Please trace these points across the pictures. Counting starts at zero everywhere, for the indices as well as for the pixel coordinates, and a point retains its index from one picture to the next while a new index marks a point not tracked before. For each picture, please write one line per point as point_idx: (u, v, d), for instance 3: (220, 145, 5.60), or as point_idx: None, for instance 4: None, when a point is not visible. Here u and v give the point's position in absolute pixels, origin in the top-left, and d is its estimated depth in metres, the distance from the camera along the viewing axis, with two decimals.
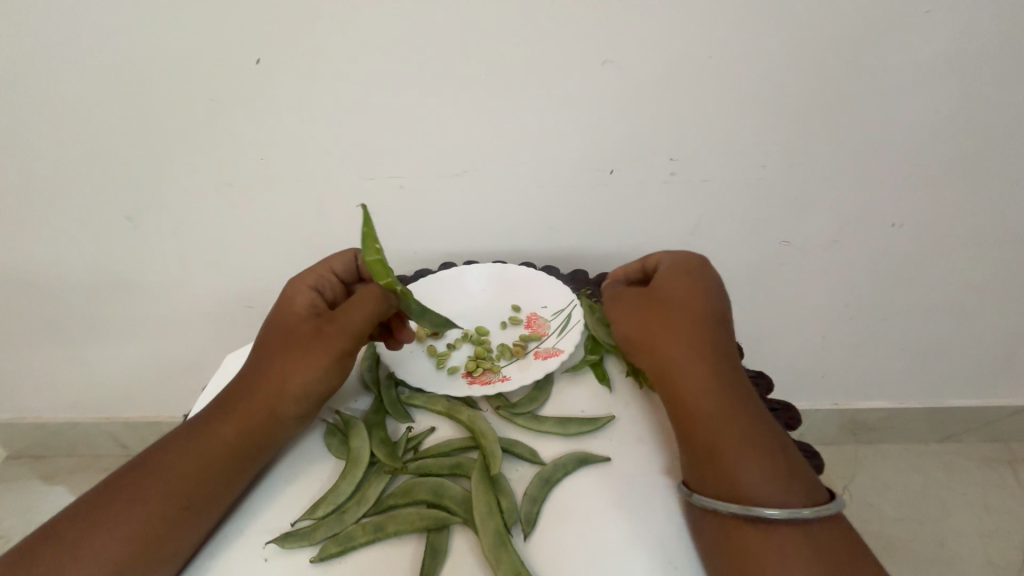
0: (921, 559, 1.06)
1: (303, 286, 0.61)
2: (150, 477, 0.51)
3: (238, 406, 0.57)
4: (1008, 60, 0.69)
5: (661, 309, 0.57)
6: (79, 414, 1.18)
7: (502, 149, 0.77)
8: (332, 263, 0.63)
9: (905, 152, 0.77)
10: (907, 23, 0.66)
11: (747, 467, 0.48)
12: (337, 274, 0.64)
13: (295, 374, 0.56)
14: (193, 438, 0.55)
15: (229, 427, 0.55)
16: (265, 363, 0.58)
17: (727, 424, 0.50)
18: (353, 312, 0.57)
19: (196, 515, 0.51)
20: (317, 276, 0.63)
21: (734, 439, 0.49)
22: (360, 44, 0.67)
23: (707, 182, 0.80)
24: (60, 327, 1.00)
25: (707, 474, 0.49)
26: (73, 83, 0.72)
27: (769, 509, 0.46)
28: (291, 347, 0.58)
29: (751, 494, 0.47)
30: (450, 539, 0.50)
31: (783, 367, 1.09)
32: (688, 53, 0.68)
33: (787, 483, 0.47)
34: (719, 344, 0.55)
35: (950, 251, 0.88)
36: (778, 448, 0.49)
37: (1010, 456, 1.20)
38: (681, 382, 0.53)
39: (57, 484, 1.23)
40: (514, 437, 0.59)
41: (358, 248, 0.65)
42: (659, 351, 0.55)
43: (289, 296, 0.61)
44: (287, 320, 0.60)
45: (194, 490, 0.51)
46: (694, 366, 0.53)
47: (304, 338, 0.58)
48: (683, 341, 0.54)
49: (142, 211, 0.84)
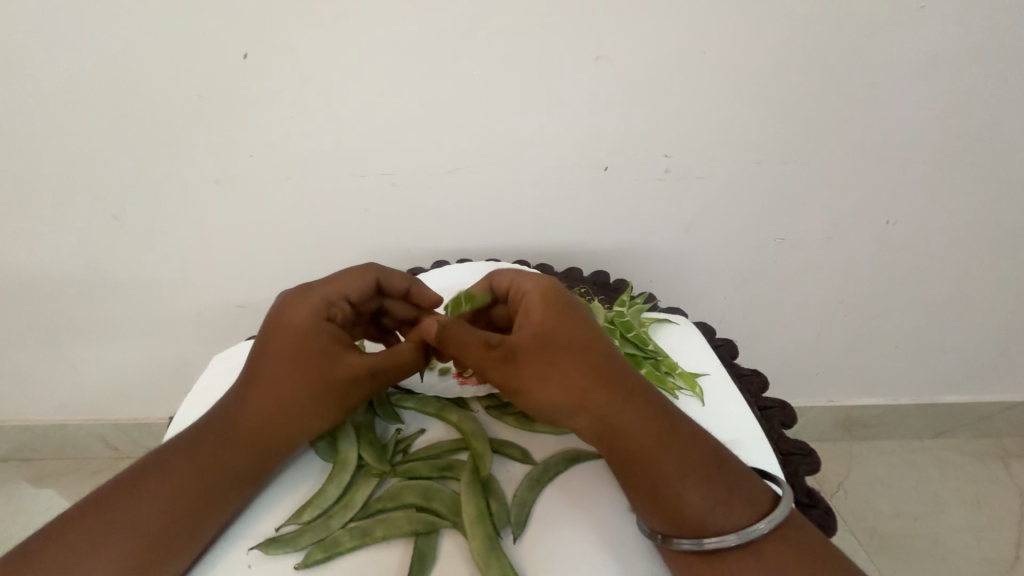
0: (915, 555, 1.06)
1: (316, 317, 0.56)
2: (140, 496, 0.50)
3: (227, 415, 0.56)
4: (1005, 54, 0.68)
5: (541, 352, 0.49)
6: (68, 415, 1.17)
7: (496, 146, 0.76)
8: (345, 285, 0.58)
9: (902, 148, 0.76)
10: (903, 17, 0.65)
11: (693, 499, 0.47)
12: (348, 295, 0.59)
13: (308, 409, 0.55)
14: (183, 455, 0.53)
15: (216, 437, 0.54)
16: (261, 383, 0.55)
17: (681, 465, 0.47)
18: (400, 370, 0.57)
19: (189, 532, 0.49)
20: (327, 301, 0.57)
21: (673, 476, 0.47)
22: (350, 40, 0.66)
23: (702, 179, 0.79)
24: (47, 327, 0.99)
25: (656, 514, 0.47)
26: (55, 76, 0.70)
27: (726, 536, 0.46)
28: (314, 388, 0.55)
29: (706, 523, 0.46)
30: (439, 543, 0.50)
31: (778, 364, 1.09)
32: (683, 47, 0.67)
33: (741, 502, 0.47)
34: (634, 375, 0.51)
35: (945, 247, 0.88)
36: (717, 469, 0.48)
37: (1002, 451, 1.21)
38: (628, 433, 0.48)
39: (46, 486, 1.22)
40: (505, 438, 0.58)
41: (377, 272, 0.60)
42: (593, 404, 0.48)
43: (301, 325, 0.56)
44: (302, 355, 0.55)
45: (186, 507, 0.50)
46: (632, 411, 0.49)
47: (334, 384, 0.55)
48: (611, 387, 0.49)
49: (129, 209, 0.82)
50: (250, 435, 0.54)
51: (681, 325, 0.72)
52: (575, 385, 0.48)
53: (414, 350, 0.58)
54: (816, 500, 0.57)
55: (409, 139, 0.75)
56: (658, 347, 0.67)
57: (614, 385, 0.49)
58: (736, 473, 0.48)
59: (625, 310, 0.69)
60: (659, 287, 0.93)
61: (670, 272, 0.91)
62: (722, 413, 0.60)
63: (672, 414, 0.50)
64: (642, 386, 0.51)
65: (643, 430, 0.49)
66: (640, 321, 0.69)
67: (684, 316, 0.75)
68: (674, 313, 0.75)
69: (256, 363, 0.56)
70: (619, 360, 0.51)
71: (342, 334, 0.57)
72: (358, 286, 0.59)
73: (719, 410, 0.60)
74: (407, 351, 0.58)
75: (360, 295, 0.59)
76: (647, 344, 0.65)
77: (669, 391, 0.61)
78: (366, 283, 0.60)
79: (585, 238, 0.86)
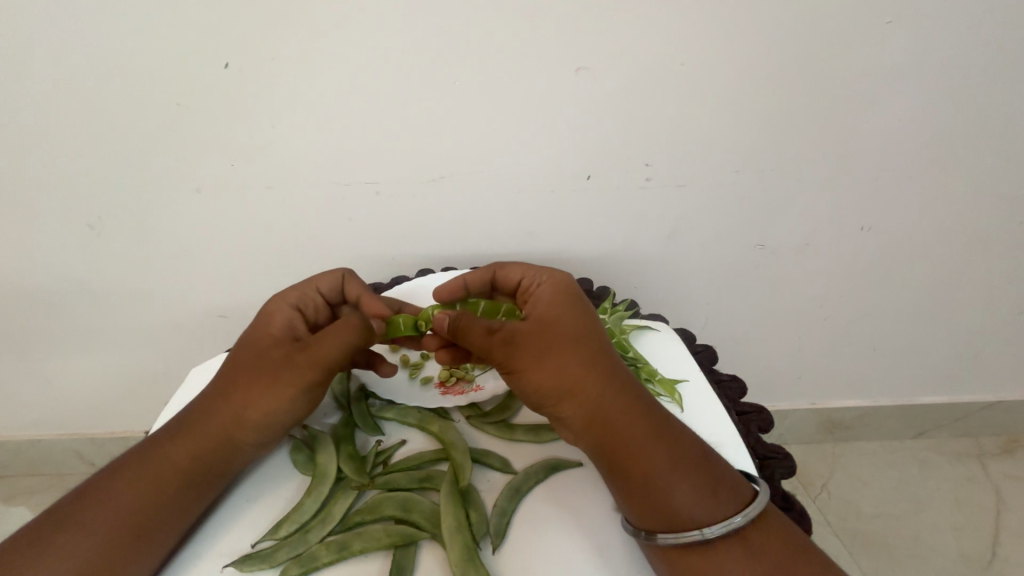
0: (897, 554, 1.08)
1: (285, 305, 0.60)
2: (101, 506, 0.51)
3: (195, 427, 0.56)
4: (968, 67, 0.71)
5: (546, 335, 0.52)
6: (42, 430, 1.14)
7: (479, 155, 0.76)
8: (318, 280, 0.62)
9: (875, 156, 0.79)
10: (871, 31, 0.67)
11: (679, 490, 0.47)
12: (322, 290, 0.62)
13: (254, 402, 0.55)
14: (145, 465, 0.53)
15: (182, 450, 0.54)
16: (225, 387, 0.57)
17: (667, 458, 0.49)
18: (325, 346, 0.54)
19: (152, 538, 0.50)
20: (301, 293, 0.61)
21: (661, 467, 0.48)
22: (333, 50, 0.66)
23: (682, 188, 0.80)
24: (20, 339, 0.96)
25: (643, 509, 0.48)
26: (29, 84, 0.69)
27: (707, 528, 0.46)
28: (257, 371, 0.56)
29: (688, 517, 0.47)
30: (418, 555, 0.49)
31: (760, 369, 1.11)
32: (662, 59, 0.68)
33: (718, 500, 0.47)
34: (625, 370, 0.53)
35: (918, 252, 0.91)
36: (697, 462, 0.49)
37: (978, 450, 1.24)
38: (617, 423, 0.50)
39: (19, 503, 1.18)
40: (486, 447, 0.58)
41: (347, 271, 0.64)
42: (586, 392, 0.50)
43: (269, 311, 0.60)
44: (258, 337, 0.59)
45: (148, 515, 0.50)
46: (621, 402, 0.51)
47: (271, 364, 0.56)
48: (603, 377, 0.51)
49: (106, 218, 0.81)
50: (215, 442, 0.55)
51: (662, 331, 0.73)
52: (575, 369, 0.51)
53: (342, 327, 0.53)
54: (793, 503, 0.57)
55: (392, 148, 0.75)
56: (639, 353, 0.67)
57: (607, 374, 0.51)
58: (712, 467, 0.49)
59: (607, 317, 0.70)
60: (643, 294, 0.94)
61: (653, 278, 0.92)
62: (702, 418, 0.61)
63: (659, 407, 0.52)
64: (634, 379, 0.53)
65: (631, 422, 0.50)
66: (621, 328, 0.70)
67: (665, 322, 0.76)
68: (655, 319, 0.76)
69: (225, 371, 0.59)
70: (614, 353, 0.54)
71: (299, 321, 0.59)
72: (329, 281, 0.63)
73: (698, 415, 0.61)
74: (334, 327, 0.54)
75: (330, 289, 0.62)
76: (627, 350, 0.66)
77: None
78: (339, 282, 0.63)
79: (569, 245, 0.86)
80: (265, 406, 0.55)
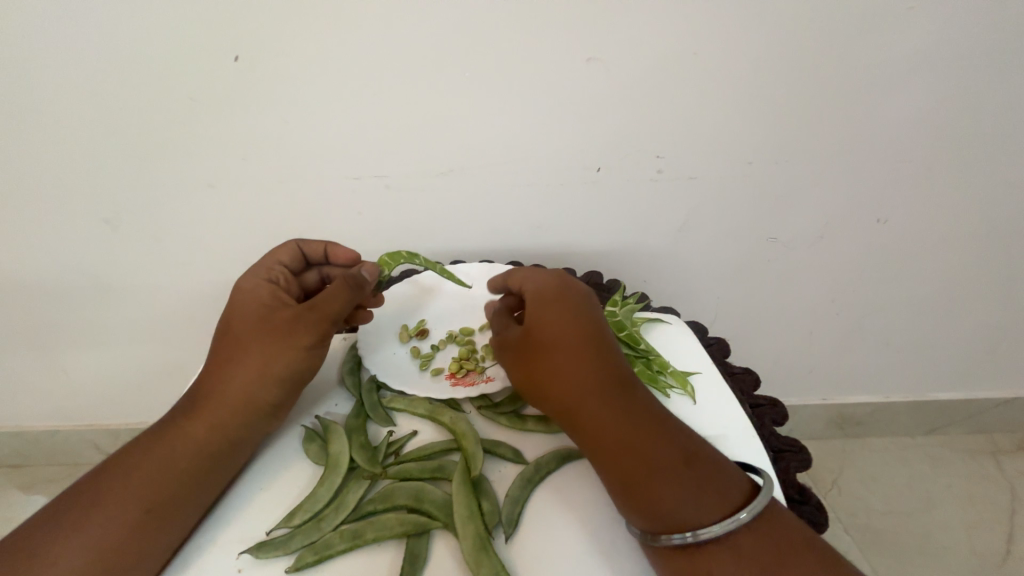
0: (909, 551, 1.07)
1: (254, 281, 0.62)
2: (113, 491, 0.51)
3: (206, 405, 0.56)
4: (989, 54, 0.69)
5: (523, 341, 0.53)
6: (57, 421, 1.16)
7: (488, 147, 0.76)
8: (276, 255, 0.64)
9: (891, 147, 0.77)
10: (888, 19, 0.66)
11: (670, 493, 0.46)
12: (283, 263, 0.65)
13: (272, 357, 0.57)
14: (153, 449, 0.54)
15: (194, 428, 0.55)
16: (227, 356, 0.58)
17: (656, 465, 0.46)
18: (328, 302, 0.59)
19: (167, 516, 0.50)
20: (266, 270, 0.63)
21: (651, 475, 0.46)
22: (341, 43, 0.66)
23: (694, 180, 0.79)
24: (37, 332, 0.98)
25: (637, 514, 0.47)
26: (42, 80, 0.69)
27: (712, 527, 0.45)
28: (266, 332, 0.58)
29: (687, 517, 0.45)
30: (431, 545, 0.49)
31: (771, 364, 1.10)
32: (674, 49, 0.67)
33: (714, 494, 0.46)
34: (617, 374, 0.51)
35: (934, 246, 0.89)
36: (690, 462, 0.47)
37: (993, 447, 1.22)
38: (602, 430, 0.49)
39: (38, 492, 1.21)
40: (497, 438, 0.59)
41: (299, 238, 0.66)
42: (566, 398, 0.50)
43: (245, 291, 0.61)
44: (247, 311, 0.60)
45: (162, 493, 0.51)
46: (607, 409, 0.49)
47: (279, 326, 0.58)
48: (588, 383, 0.50)
49: (120, 213, 0.82)
50: (223, 418, 0.55)
51: (673, 324, 0.72)
52: (552, 368, 0.51)
53: (342, 282, 0.60)
54: (807, 496, 0.57)
55: (402, 141, 0.75)
56: (650, 346, 0.67)
57: (592, 380, 0.50)
58: (710, 462, 0.48)
59: (618, 310, 0.70)
60: (652, 287, 0.94)
61: (663, 272, 0.91)
62: (715, 411, 0.60)
63: (653, 411, 0.50)
64: (628, 382, 0.51)
65: (619, 429, 0.48)
66: (632, 321, 0.70)
67: (677, 315, 0.75)
68: (666, 312, 0.76)
69: (224, 345, 0.59)
70: (612, 352, 0.52)
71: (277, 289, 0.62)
72: (288, 252, 0.65)
73: (711, 409, 0.61)
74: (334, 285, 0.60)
75: (292, 259, 0.65)
76: (640, 343, 0.66)
77: (661, 390, 0.61)
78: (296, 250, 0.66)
79: (578, 238, 0.86)
80: (285, 358, 0.57)
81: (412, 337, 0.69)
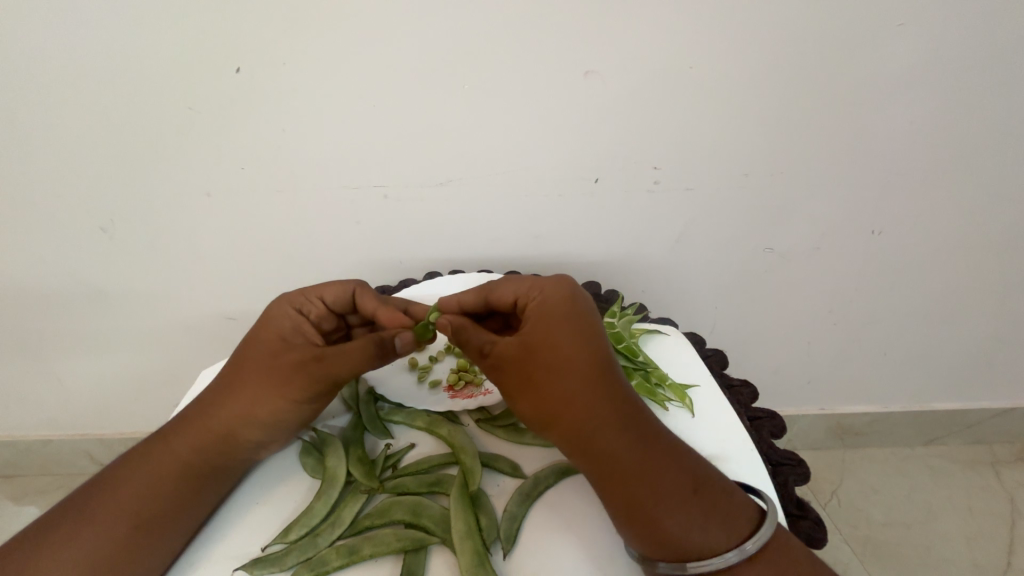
0: (909, 563, 1.06)
1: (289, 309, 0.60)
2: (106, 505, 0.51)
3: (200, 421, 0.56)
4: (979, 69, 0.70)
5: (531, 360, 0.48)
6: (50, 431, 1.14)
7: (486, 156, 0.76)
8: (322, 290, 0.61)
9: (886, 160, 0.78)
10: (880, 34, 0.67)
11: (675, 524, 0.46)
12: (325, 298, 0.61)
13: (264, 401, 0.55)
14: (146, 464, 0.54)
15: (187, 444, 0.55)
16: (226, 377, 0.58)
17: (663, 494, 0.46)
18: (337, 361, 0.54)
19: (159, 532, 0.50)
20: (305, 300, 0.60)
21: (657, 503, 0.46)
22: (343, 54, 0.67)
23: (691, 191, 0.80)
24: (31, 340, 0.97)
25: (640, 538, 0.46)
26: (44, 88, 0.70)
27: (716, 559, 0.45)
28: (270, 370, 0.56)
29: (689, 547, 0.45)
30: (429, 560, 0.49)
31: (769, 374, 1.10)
32: (671, 62, 0.68)
33: (723, 525, 0.46)
34: (626, 396, 0.49)
35: (930, 257, 0.90)
36: (699, 492, 0.47)
37: (992, 458, 1.21)
38: (610, 457, 0.47)
39: (29, 503, 1.19)
40: (495, 451, 0.58)
41: (356, 282, 0.61)
42: (575, 422, 0.47)
43: (274, 316, 0.59)
44: (268, 341, 0.58)
45: (156, 508, 0.51)
46: (616, 435, 0.48)
47: (283, 369, 0.56)
48: (599, 406, 0.48)
49: (118, 221, 0.82)
50: (217, 436, 0.55)
51: (671, 335, 0.73)
52: (562, 391, 0.48)
53: (361, 346, 0.53)
54: (807, 510, 0.57)
55: (401, 151, 0.75)
56: (649, 358, 0.67)
57: (603, 404, 0.48)
58: (718, 492, 0.47)
59: (616, 320, 0.70)
60: (651, 298, 0.94)
61: (660, 282, 0.92)
62: (713, 423, 0.60)
63: (665, 438, 0.49)
64: (640, 408, 0.50)
65: (627, 455, 0.47)
66: (630, 332, 0.70)
67: (675, 326, 0.75)
68: (664, 323, 0.76)
69: (228, 371, 0.59)
70: (623, 380, 0.50)
71: (306, 329, 0.59)
72: (335, 291, 0.61)
73: (710, 421, 0.60)
74: (352, 345, 0.53)
75: (336, 299, 0.61)
76: (638, 354, 0.66)
77: (659, 403, 0.61)
78: (347, 291, 0.61)
79: (577, 248, 0.86)
80: (276, 407, 0.55)
81: None
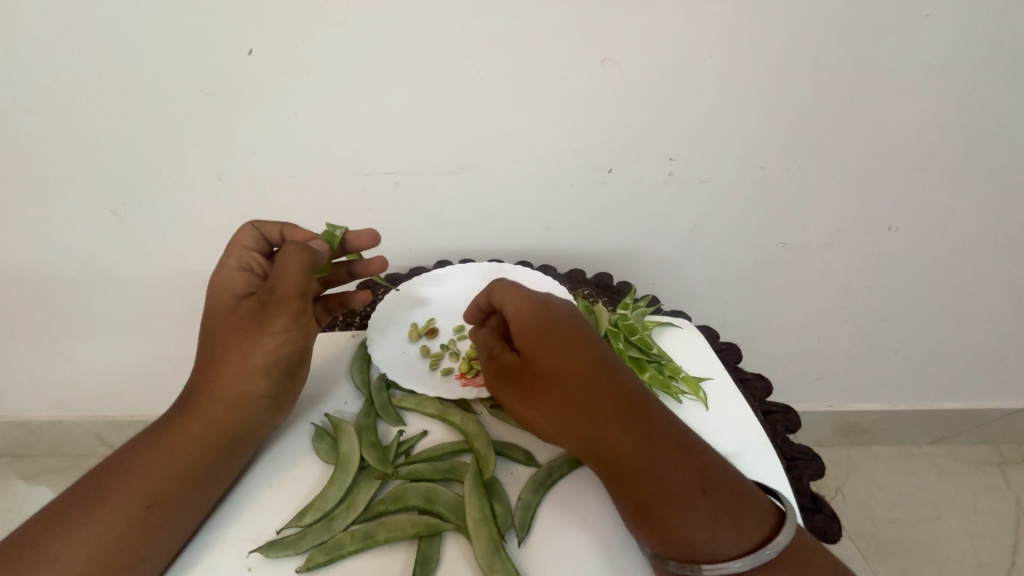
0: (912, 560, 1.06)
1: (231, 288, 0.59)
2: (119, 486, 0.52)
3: (206, 400, 0.56)
4: (1007, 62, 0.68)
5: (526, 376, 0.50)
6: (60, 412, 1.16)
7: (500, 144, 0.75)
8: (237, 250, 0.60)
9: (907, 154, 0.77)
10: (906, 25, 0.65)
11: (686, 522, 0.44)
12: (255, 258, 0.60)
13: (254, 349, 0.56)
14: (155, 449, 0.54)
15: (200, 423, 0.55)
16: (213, 353, 0.58)
17: (671, 492, 0.44)
18: (281, 276, 0.54)
19: (175, 512, 0.51)
20: (235, 273, 0.59)
21: (667, 502, 0.44)
22: (355, 37, 0.66)
23: (706, 183, 0.79)
24: (40, 321, 0.97)
25: (649, 534, 0.45)
26: (55, 71, 0.69)
27: (731, 561, 0.43)
28: (244, 325, 0.56)
29: (701, 548, 0.43)
30: (443, 547, 0.49)
31: (777, 369, 1.09)
32: (690, 50, 0.67)
33: (736, 527, 0.44)
34: (624, 400, 0.47)
35: (946, 255, 0.88)
36: (703, 493, 0.44)
37: (999, 458, 1.21)
38: (613, 459, 0.46)
39: (41, 482, 1.21)
40: (508, 440, 0.58)
41: (252, 220, 0.61)
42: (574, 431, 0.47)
43: (222, 298, 0.59)
44: (226, 307, 0.58)
45: (170, 489, 0.52)
46: (616, 440, 0.46)
47: (252, 315, 0.56)
48: (594, 416, 0.46)
49: (130, 205, 0.81)
50: (227, 412, 0.56)
51: (685, 328, 0.72)
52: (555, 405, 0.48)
53: (293, 253, 0.54)
54: (821, 505, 0.57)
55: (414, 139, 0.74)
56: (662, 350, 0.67)
57: (598, 413, 0.46)
58: (730, 493, 0.45)
59: (629, 313, 0.70)
60: (661, 290, 0.93)
61: (672, 275, 0.91)
62: (729, 416, 0.60)
63: (671, 432, 0.47)
64: (641, 401, 0.48)
65: (628, 457, 0.46)
66: (643, 324, 0.70)
67: (687, 319, 0.75)
68: (677, 316, 0.75)
69: (208, 351, 0.58)
70: (620, 375, 0.49)
71: (253, 277, 0.60)
72: (250, 238, 0.60)
73: (725, 415, 0.60)
74: (282, 259, 0.54)
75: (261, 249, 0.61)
76: (651, 347, 0.65)
77: (672, 395, 0.61)
78: (255, 234, 0.61)
79: (588, 239, 0.86)
80: (266, 347, 0.56)
81: (422, 335, 0.68)
